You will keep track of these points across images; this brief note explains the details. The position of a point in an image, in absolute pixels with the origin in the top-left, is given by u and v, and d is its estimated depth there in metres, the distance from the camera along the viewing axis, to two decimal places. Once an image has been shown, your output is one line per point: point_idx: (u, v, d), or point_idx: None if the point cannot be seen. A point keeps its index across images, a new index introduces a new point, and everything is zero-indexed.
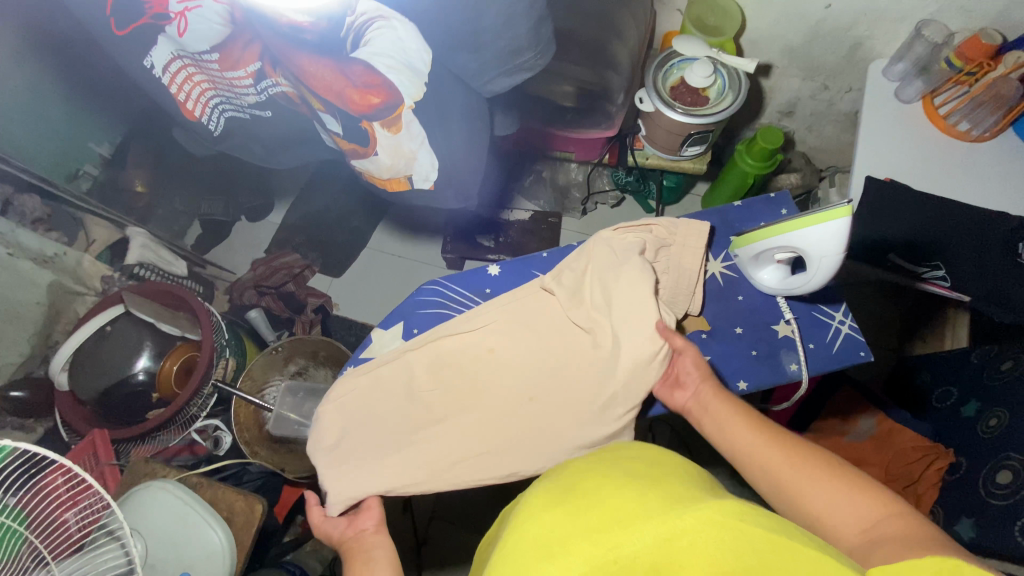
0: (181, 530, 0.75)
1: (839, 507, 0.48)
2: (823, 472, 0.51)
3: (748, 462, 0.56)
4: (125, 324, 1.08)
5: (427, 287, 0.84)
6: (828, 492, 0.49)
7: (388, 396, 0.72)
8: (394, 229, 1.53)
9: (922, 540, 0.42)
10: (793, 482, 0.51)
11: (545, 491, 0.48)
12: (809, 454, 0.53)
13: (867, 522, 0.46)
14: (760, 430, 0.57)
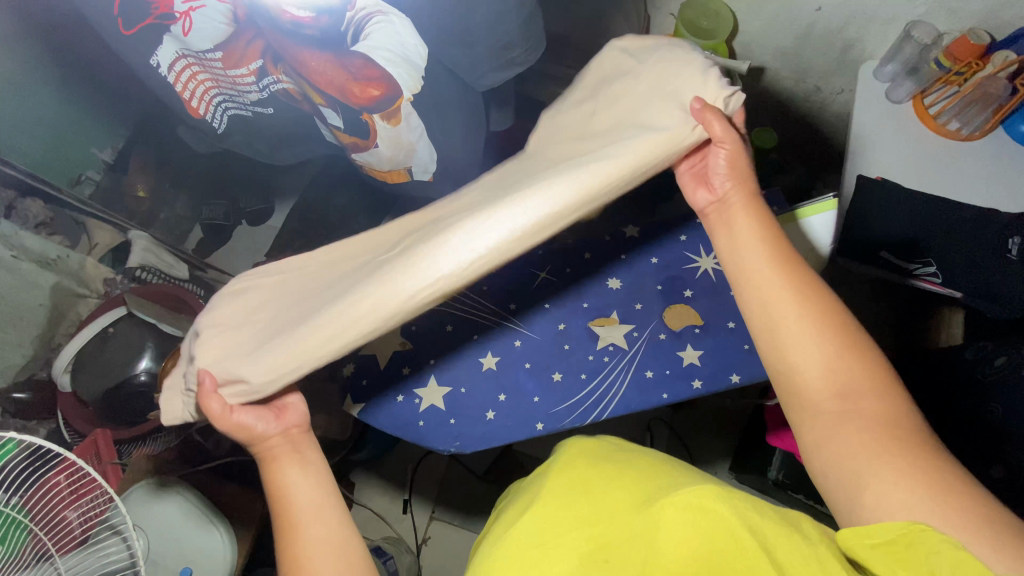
0: (182, 527, 0.76)
1: (828, 366, 0.47)
2: (827, 327, 0.48)
3: (755, 291, 0.51)
4: (127, 326, 1.09)
5: None
6: (825, 351, 0.48)
7: (339, 261, 0.56)
8: None
9: (890, 434, 0.44)
10: (794, 324, 0.49)
11: (536, 486, 0.51)
12: (822, 304, 0.49)
13: (848, 387, 0.47)
14: (778, 265, 0.51)
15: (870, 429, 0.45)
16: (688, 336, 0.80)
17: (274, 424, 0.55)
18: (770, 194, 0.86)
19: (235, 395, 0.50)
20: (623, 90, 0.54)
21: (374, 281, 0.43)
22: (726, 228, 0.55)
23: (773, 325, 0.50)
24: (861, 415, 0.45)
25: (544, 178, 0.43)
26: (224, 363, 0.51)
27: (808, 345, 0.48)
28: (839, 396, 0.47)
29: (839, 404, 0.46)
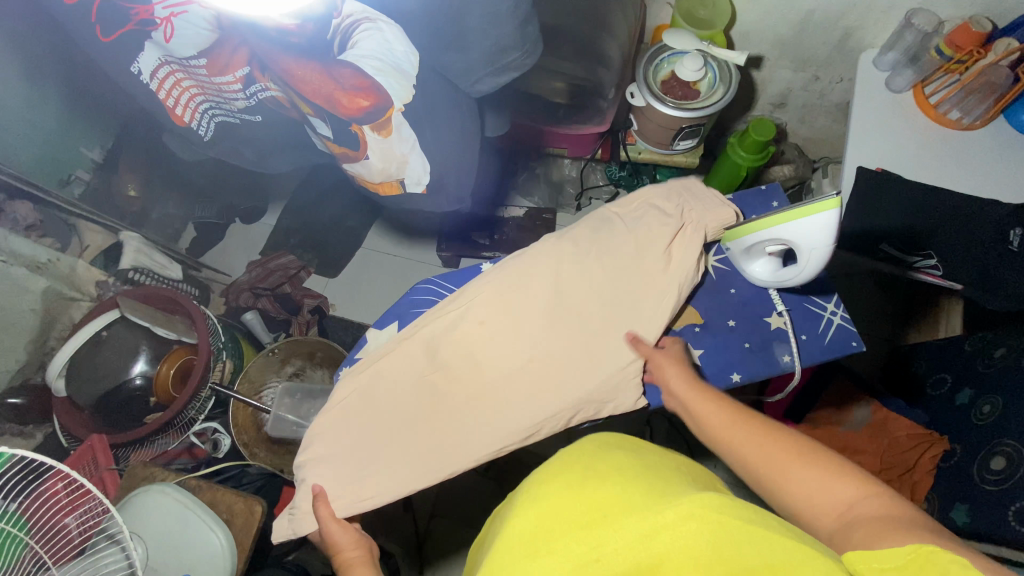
0: (181, 532, 0.75)
1: (819, 488, 0.46)
2: (808, 452, 0.49)
3: (729, 442, 0.54)
4: (121, 329, 1.07)
5: (420, 286, 0.83)
6: (808, 481, 0.47)
7: (398, 379, 0.73)
8: (389, 228, 1.54)
9: (900, 522, 0.41)
10: (773, 459, 0.50)
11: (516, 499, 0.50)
12: (784, 444, 0.50)
13: (846, 504, 0.45)
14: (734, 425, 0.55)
15: (884, 531, 0.40)
16: (687, 335, 0.74)
17: (350, 538, 0.64)
18: (769, 188, 0.83)
19: (350, 505, 0.67)
20: (614, 261, 0.75)
21: (464, 424, 0.70)
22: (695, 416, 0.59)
23: (760, 484, 0.50)
24: (872, 522, 0.42)
25: (569, 354, 0.71)
26: (341, 484, 0.68)
27: (794, 473, 0.48)
28: (843, 518, 0.44)
29: (845, 525, 0.43)
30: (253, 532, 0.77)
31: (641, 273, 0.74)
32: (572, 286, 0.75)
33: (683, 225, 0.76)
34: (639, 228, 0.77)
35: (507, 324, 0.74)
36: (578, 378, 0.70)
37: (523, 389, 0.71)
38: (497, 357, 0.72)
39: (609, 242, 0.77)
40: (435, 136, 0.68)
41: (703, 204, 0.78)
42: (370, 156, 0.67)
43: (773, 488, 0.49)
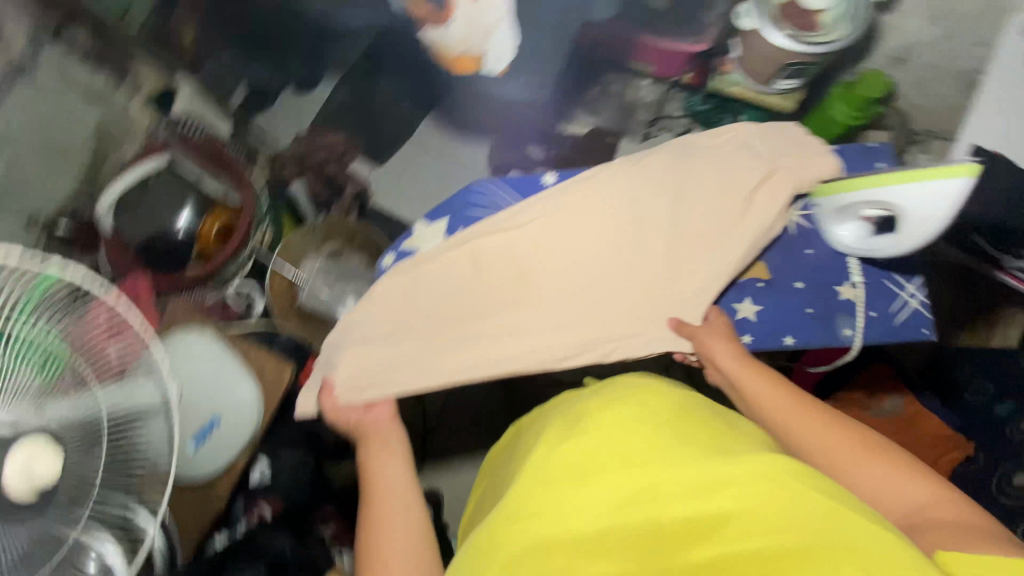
0: (214, 378, 0.77)
1: (893, 487, 0.49)
2: (874, 449, 0.51)
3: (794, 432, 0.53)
4: (169, 177, 1.09)
5: (476, 186, 0.78)
6: (868, 474, 0.50)
7: (435, 290, 0.69)
8: (443, 124, 1.47)
9: (973, 530, 0.44)
10: (838, 453, 0.51)
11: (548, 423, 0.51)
12: (851, 435, 0.52)
13: (914, 504, 0.48)
14: (802, 406, 0.54)
15: (960, 535, 0.44)
16: (750, 288, 0.70)
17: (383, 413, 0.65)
18: (877, 147, 0.74)
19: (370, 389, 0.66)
20: (693, 199, 0.70)
21: (501, 341, 0.68)
22: (753, 393, 0.57)
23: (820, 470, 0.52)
24: (948, 525, 0.45)
25: (623, 288, 0.68)
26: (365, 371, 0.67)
27: (865, 470, 0.50)
28: (913, 518, 0.47)
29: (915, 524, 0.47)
30: (279, 391, 0.80)
31: (721, 216, 0.69)
32: (638, 222, 0.70)
33: (773, 171, 0.70)
34: (724, 167, 0.70)
35: (563, 253, 0.70)
36: (627, 316, 0.68)
37: (567, 320, 0.68)
38: (547, 285, 0.69)
39: (689, 176, 0.70)
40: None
41: (801, 153, 0.71)
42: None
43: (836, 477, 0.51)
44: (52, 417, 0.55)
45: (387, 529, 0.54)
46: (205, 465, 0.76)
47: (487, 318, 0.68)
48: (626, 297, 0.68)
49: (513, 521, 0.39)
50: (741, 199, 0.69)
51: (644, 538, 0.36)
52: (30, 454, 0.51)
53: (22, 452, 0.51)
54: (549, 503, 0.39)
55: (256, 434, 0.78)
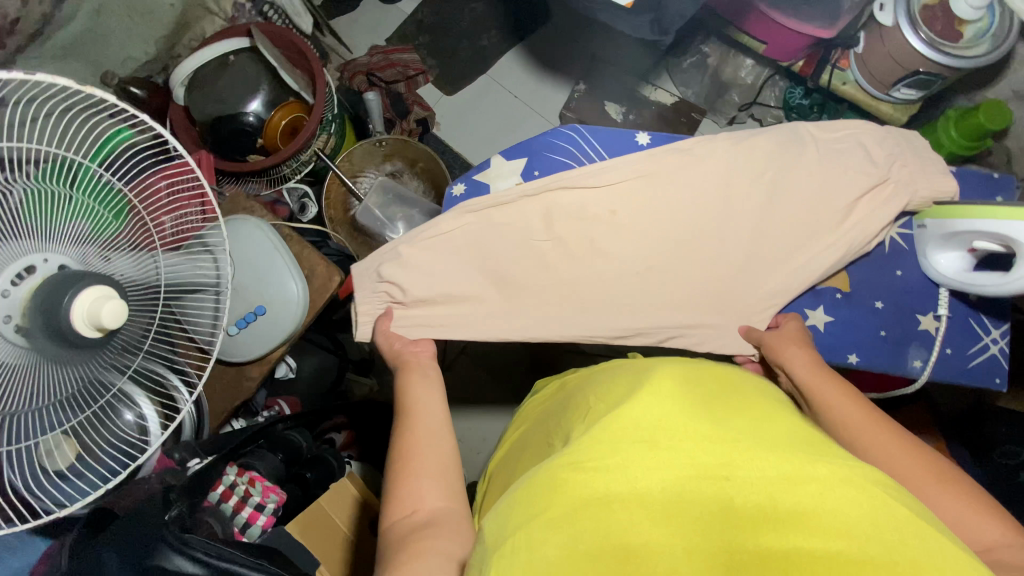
0: (267, 269, 0.77)
1: (962, 524, 0.44)
2: (951, 481, 0.46)
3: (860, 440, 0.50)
4: (247, 60, 1.06)
5: (562, 130, 0.74)
6: (940, 501, 0.45)
7: (502, 232, 0.68)
8: (523, 64, 1.41)
9: None
10: (911, 476, 0.47)
11: (622, 390, 0.52)
12: (926, 460, 0.48)
13: (983, 544, 0.43)
14: (877, 421, 0.51)
15: None
16: (826, 298, 0.67)
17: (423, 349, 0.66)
18: (1001, 179, 0.68)
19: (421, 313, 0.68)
20: (790, 193, 0.66)
21: (557, 296, 0.68)
22: (822, 396, 0.54)
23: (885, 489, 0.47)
24: (1023, 571, 0.40)
25: (691, 269, 0.67)
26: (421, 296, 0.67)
27: (937, 499, 0.45)
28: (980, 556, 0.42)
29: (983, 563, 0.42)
30: (327, 295, 0.81)
31: (815, 218, 0.65)
32: (728, 206, 0.66)
33: (885, 180, 0.65)
34: (834, 166, 0.66)
35: (642, 221, 0.67)
36: (690, 298, 0.68)
37: (626, 289, 0.68)
38: (619, 250, 0.67)
39: (794, 167, 0.66)
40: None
41: (921, 167, 0.66)
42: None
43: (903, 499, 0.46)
44: (113, 269, 0.54)
45: (418, 445, 0.54)
46: (244, 350, 0.77)
47: (551, 269, 0.68)
48: (691, 278, 0.67)
49: (582, 466, 0.41)
50: (842, 205, 0.65)
51: (710, 510, 0.37)
52: (101, 293, 0.45)
53: (94, 291, 0.45)
54: (619, 457, 0.41)
55: (294, 333, 0.78)
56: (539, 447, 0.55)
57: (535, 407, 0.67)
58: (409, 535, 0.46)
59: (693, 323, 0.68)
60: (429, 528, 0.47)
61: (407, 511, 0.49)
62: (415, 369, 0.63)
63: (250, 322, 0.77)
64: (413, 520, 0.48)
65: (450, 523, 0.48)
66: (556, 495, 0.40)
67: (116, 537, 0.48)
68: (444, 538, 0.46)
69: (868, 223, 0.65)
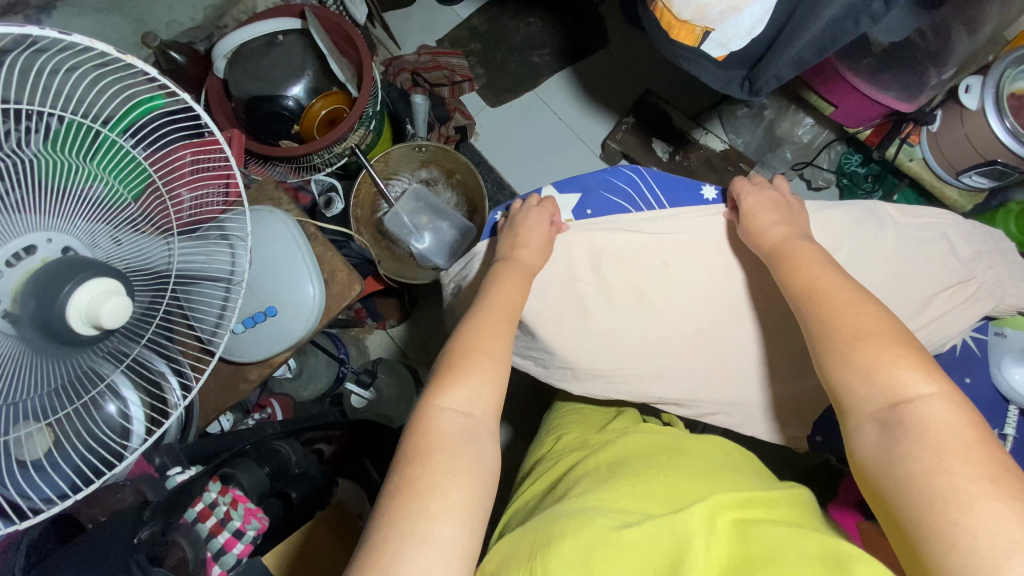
0: (284, 266, 0.72)
1: (883, 376, 0.45)
2: (890, 342, 0.46)
3: (814, 301, 0.52)
4: (296, 42, 1.03)
5: (622, 170, 0.70)
6: (864, 361, 0.46)
7: (548, 271, 0.64)
8: (573, 86, 1.37)
9: (953, 446, 0.40)
10: (840, 336, 0.48)
11: (676, 461, 0.54)
12: (867, 324, 0.48)
13: (903, 396, 0.44)
14: (832, 289, 0.51)
15: (938, 455, 0.40)
16: None
17: (538, 257, 0.63)
18: None
19: None
20: (868, 278, 0.60)
21: (597, 343, 0.63)
22: (784, 261, 0.56)
23: (819, 341, 0.50)
24: (918, 436, 0.41)
25: (735, 337, 0.63)
26: None
27: (852, 358, 0.47)
28: (896, 407, 0.43)
29: (896, 419, 0.43)
30: (344, 305, 0.75)
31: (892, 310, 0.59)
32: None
33: (969, 279, 0.60)
34: (916, 255, 0.61)
35: (695, 279, 0.64)
36: (739, 371, 0.63)
37: (669, 351, 0.63)
38: (668, 306, 0.64)
39: (872, 248, 0.61)
40: (796, 20, 0.53)
41: (1009, 271, 0.61)
42: (682, 1, 0.52)
43: (830, 354, 0.49)
44: (122, 253, 0.48)
45: (463, 380, 0.52)
46: (249, 350, 0.72)
47: (595, 314, 0.64)
48: (734, 347, 0.63)
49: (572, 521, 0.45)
50: (919, 299, 0.60)
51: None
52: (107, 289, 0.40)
53: (97, 286, 0.40)
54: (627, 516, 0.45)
55: (304, 338, 0.72)
56: (590, 474, 0.54)
57: (568, 454, 0.63)
58: (451, 438, 0.49)
59: (738, 396, 0.63)
60: (468, 435, 0.50)
61: (462, 411, 0.51)
62: (520, 270, 0.61)
63: (257, 322, 0.72)
64: (462, 421, 0.50)
65: (483, 446, 0.50)
66: (560, 540, 0.43)
67: (83, 556, 0.43)
68: (472, 461, 0.48)
69: (946, 324, 0.60)
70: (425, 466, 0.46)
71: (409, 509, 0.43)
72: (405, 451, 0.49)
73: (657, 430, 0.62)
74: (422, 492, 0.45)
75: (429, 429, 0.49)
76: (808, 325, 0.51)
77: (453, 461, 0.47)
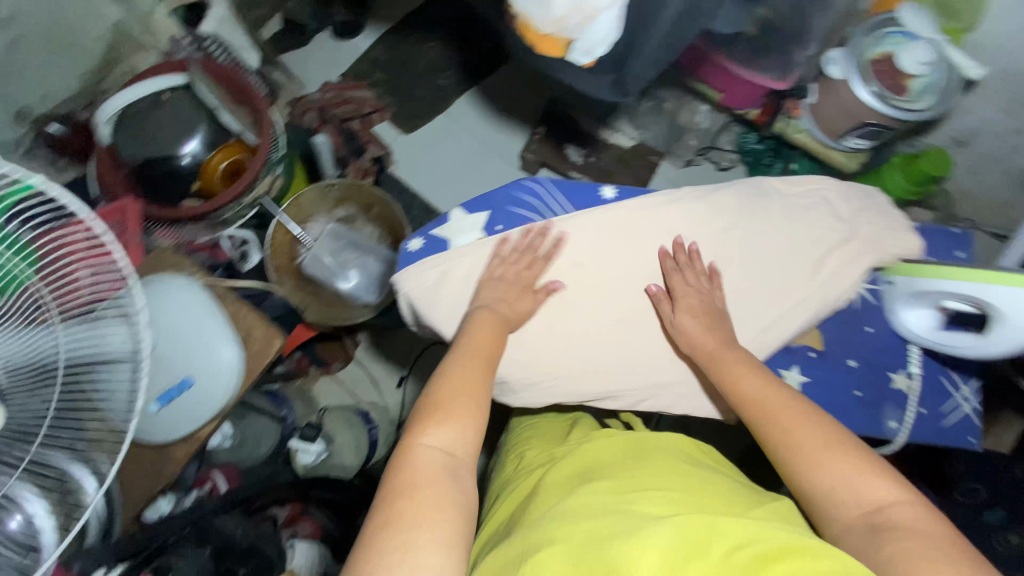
0: (195, 335, 0.69)
1: (854, 485, 0.48)
2: (846, 448, 0.50)
3: (766, 416, 0.54)
4: (183, 98, 1.00)
5: (526, 183, 0.71)
6: (833, 473, 0.49)
7: (470, 290, 0.65)
8: (482, 103, 1.38)
9: (935, 541, 0.43)
10: (804, 447, 0.50)
11: (658, 466, 0.54)
12: (821, 433, 0.51)
13: (877, 503, 0.46)
14: (780, 396, 0.54)
15: (928, 551, 0.42)
16: (800, 356, 0.65)
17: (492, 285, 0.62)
18: (961, 235, 0.69)
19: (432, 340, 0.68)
20: (762, 249, 0.64)
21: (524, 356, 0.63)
22: (726, 372, 0.58)
23: (785, 455, 0.51)
24: (907, 535, 0.43)
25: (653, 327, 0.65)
26: (429, 304, 0.65)
27: (821, 468, 0.49)
28: (872, 518, 0.46)
29: (877, 524, 0.46)
30: (265, 361, 0.72)
31: (787, 276, 0.63)
32: (702, 257, 0.64)
33: (851, 237, 0.65)
34: (802, 223, 0.65)
35: (609, 275, 0.65)
36: (662, 358, 0.65)
37: (596, 349, 0.64)
38: (585, 307, 0.65)
39: (764, 222, 0.65)
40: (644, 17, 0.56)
41: (884, 224, 0.66)
42: (541, 18, 0.54)
43: (797, 469, 0.50)
44: None
45: (446, 418, 0.51)
46: (166, 429, 0.69)
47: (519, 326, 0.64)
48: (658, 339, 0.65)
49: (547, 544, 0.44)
50: (811, 261, 0.64)
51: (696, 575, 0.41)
52: None
53: None
54: (605, 521, 0.45)
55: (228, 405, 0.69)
56: (562, 487, 0.55)
57: (531, 472, 0.63)
58: (433, 474, 0.47)
59: (664, 383, 0.65)
60: (450, 472, 0.47)
61: (444, 450, 0.49)
62: (497, 322, 0.60)
63: (173, 397, 0.68)
64: (440, 456, 0.48)
65: (466, 482, 0.48)
66: (546, 549, 0.43)
67: None
68: (458, 494, 0.46)
69: (838, 281, 0.64)
70: (412, 501, 0.44)
71: (399, 546, 0.41)
72: (386, 488, 0.46)
73: (607, 434, 0.63)
74: (417, 523, 0.42)
75: (411, 466, 0.47)
76: (769, 444, 0.53)
77: (438, 496, 0.45)
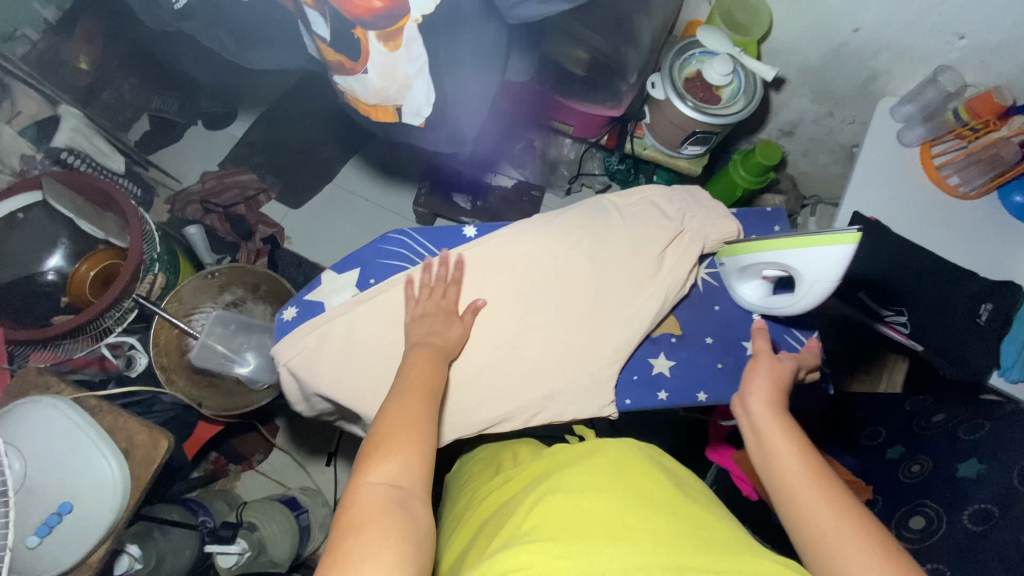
0: (67, 455, 0.65)
1: None
2: (879, 543, 0.45)
3: (793, 500, 0.49)
4: (40, 215, 0.95)
5: (392, 236, 0.74)
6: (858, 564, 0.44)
7: (355, 345, 0.67)
8: (366, 168, 1.44)
9: None
10: (828, 528, 0.46)
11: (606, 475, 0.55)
12: (851, 512, 0.47)
13: None
14: (815, 472, 0.51)
15: None
16: (664, 344, 0.73)
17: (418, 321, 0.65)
18: (773, 212, 0.80)
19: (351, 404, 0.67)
20: (608, 255, 0.72)
21: None
22: (759, 441, 0.55)
23: (802, 527, 0.48)
24: None
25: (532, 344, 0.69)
26: (315, 366, 0.67)
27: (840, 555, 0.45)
28: None
29: None
30: (155, 464, 0.70)
31: (635, 275, 0.71)
32: (561, 272, 0.71)
33: (681, 231, 0.74)
34: (637, 227, 0.73)
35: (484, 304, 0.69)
36: (543, 373, 0.68)
37: (483, 377, 0.67)
38: None
39: (606, 232, 0.72)
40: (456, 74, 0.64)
41: (707, 214, 0.76)
42: (363, 92, 0.61)
43: (817, 553, 0.46)
44: None
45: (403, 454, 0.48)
46: (53, 562, 0.63)
47: None
48: (540, 353, 0.68)
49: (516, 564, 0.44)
50: (653, 258, 0.72)
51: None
52: None
53: None
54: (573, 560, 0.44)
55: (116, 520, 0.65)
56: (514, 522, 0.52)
57: (480, 502, 0.65)
58: (380, 506, 0.44)
59: (546, 397, 0.68)
60: (397, 503, 0.44)
61: (392, 485, 0.46)
62: (432, 353, 0.61)
63: (52, 526, 0.63)
64: (389, 493, 0.45)
65: (415, 512, 0.45)
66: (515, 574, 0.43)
67: None
68: (409, 526, 0.43)
69: (677, 270, 0.72)
70: (358, 537, 0.41)
71: None
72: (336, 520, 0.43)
73: (540, 458, 0.65)
74: (366, 553, 0.40)
75: (357, 498, 0.44)
76: (796, 527, 0.48)
77: (387, 526, 0.42)
